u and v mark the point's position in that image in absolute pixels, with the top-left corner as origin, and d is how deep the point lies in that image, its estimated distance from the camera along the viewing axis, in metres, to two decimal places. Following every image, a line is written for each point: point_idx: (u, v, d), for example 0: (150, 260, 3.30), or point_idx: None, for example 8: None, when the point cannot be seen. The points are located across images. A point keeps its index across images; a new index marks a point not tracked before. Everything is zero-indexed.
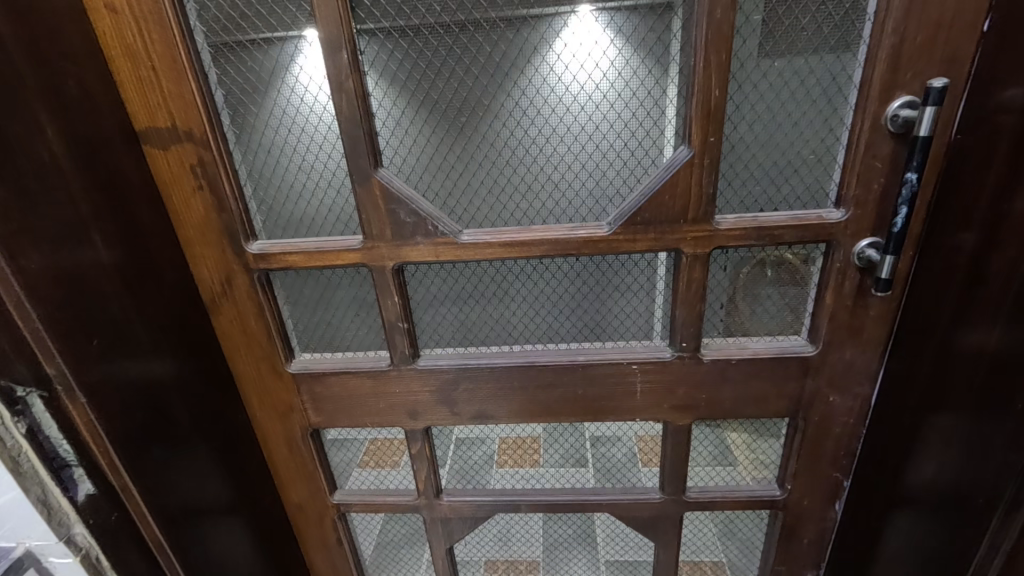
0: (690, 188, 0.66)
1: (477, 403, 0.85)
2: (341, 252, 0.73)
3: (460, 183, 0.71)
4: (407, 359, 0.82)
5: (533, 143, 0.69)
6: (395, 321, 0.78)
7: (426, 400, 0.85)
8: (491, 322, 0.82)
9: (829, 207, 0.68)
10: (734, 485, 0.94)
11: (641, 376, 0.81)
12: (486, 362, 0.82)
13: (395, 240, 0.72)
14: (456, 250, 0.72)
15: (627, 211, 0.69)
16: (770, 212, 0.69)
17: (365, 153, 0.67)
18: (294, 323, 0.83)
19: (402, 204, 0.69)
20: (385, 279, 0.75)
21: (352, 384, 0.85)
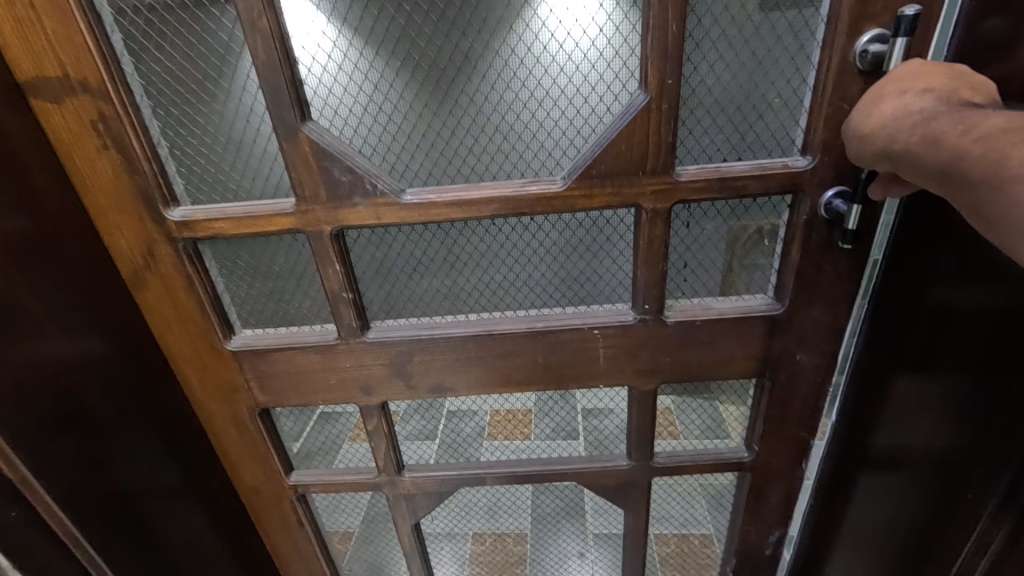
0: (649, 136, 0.61)
1: (434, 374, 0.81)
2: (271, 217, 0.66)
3: (400, 138, 0.64)
4: (355, 332, 0.76)
5: (478, 92, 0.63)
6: (340, 291, 0.73)
7: (380, 375, 0.81)
8: (445, 290, 0.77)
9: (796, 155, 0.64)
10: (704, 449, 0.92)
11: (605, 341, 0.77)
12: (442, 331, 0.77)
13: (331, 202, 0.65)
14: (400, 211, 0.66)
15: (581, 164, 0.64)
16: (735, 162, 0.65)
17: (289, 103, 0.60)
18: (232, 298, 0.77)
19: (335, 161, 0.63)
20: (324, 246, 0.69)
21: (299, 360, 0.79)
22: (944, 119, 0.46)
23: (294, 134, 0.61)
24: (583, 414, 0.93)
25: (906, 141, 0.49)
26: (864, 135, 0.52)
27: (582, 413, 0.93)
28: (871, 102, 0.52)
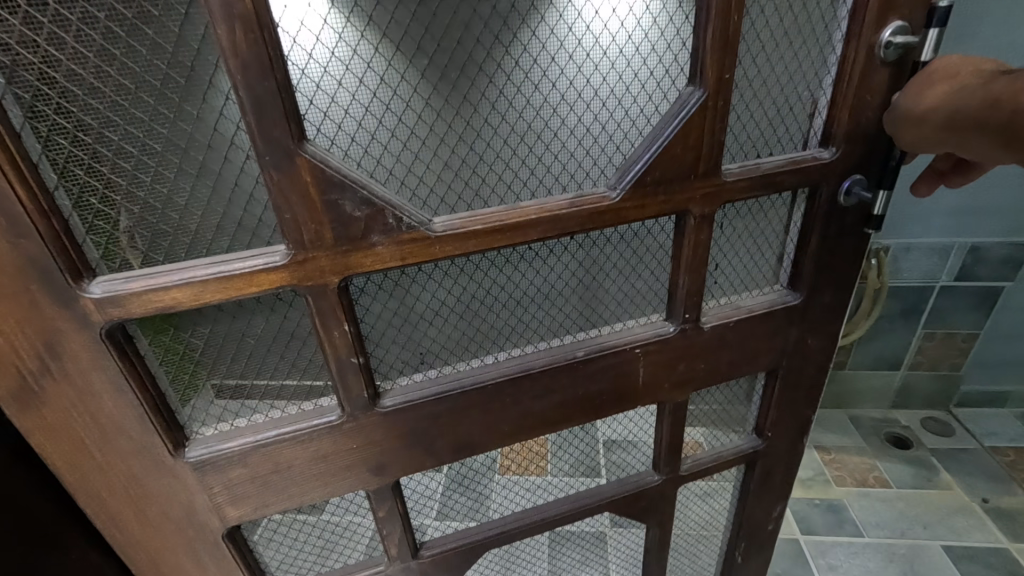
0: (702, 136, 0.56)
1: (461, 434, 0.67)
2: (254, 275, 0.48)
3: (424, 155, 0.51)
4: (366, 405, 0.60)
5: (517, 93, 0.52)
6: (348, 356, 0.56)
7: (397, 451, 0.65)
8: (470, 332, 0.64)
9: (820, 148, 0.65)
10: (721, 446, 0.92)
11: (644, 359, 0.72)
12: (472, 381, 0.65)
13: (339, 245, 0.49)
14: (431, 246, 0.53)
15: (633, 171, 0.57)
16: (769, 158, 0.63)
17: (281, 119, 0.43)
18: (181, 393, 0.55)
19: (345, 191, 0.47)
20: (328, 303, 0.52)
21: (288, 455, 0.60)
22: (1001, 83, 0.48)
23: (289, 158, 0.45)
24: (604, 445, 0.87)
25: (966, 108, 0.51)
26: (919, 114, 0.56)
27: (603, 445, 0.87)
28: (924, 86, 0.56)
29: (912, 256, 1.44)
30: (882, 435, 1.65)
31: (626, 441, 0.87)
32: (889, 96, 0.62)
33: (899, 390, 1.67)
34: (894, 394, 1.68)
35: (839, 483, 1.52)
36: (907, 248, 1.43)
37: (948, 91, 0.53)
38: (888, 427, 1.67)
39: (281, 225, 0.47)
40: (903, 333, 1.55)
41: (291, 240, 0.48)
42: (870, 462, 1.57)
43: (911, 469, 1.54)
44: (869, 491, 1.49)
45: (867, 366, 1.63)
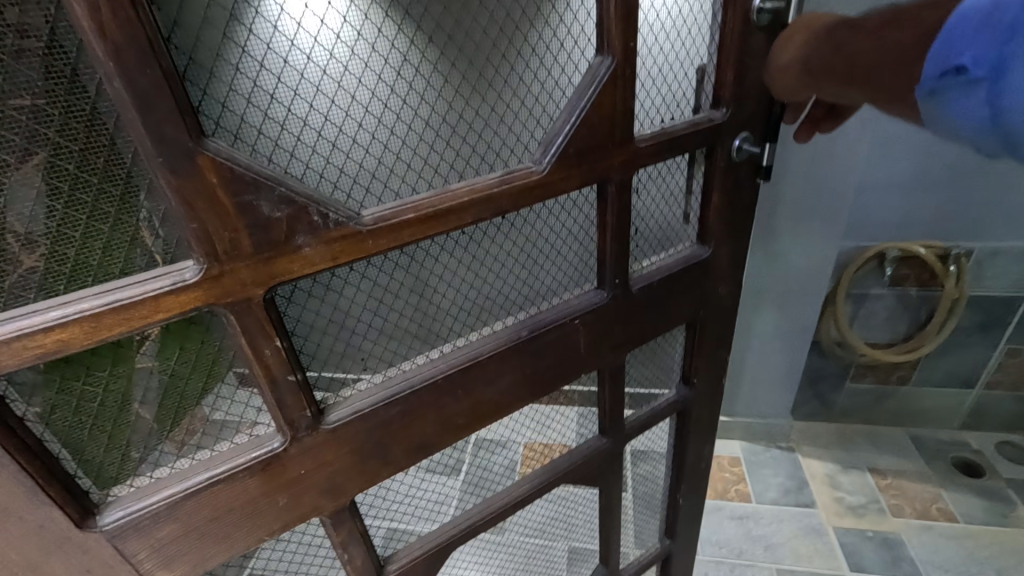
0: (615, 104, 0.58)
1: (416, 437, 0.64)
2: (159, 300, 0.41)
3: (343, 144, 0.47)
4: (308, 426, 0.55)
5: (434, 71, 0.50)
6: (283, 374, 0.51)
7: (351, 469, 0.61)
8: (411, 328, 0.62)
9: (713, 110, 0.70)
10: (655, 399, 0.98)
11: (584, 329, 0.73)
12: (421, 380, 0.61)
13: (260, 251, 0.44)
14: (364, 241, 0.49)
15: (557, 143, 0.57)
16: (672, 123, 0.67)
17: (174, 113, 0.37)
18: (80, 453, 0.47)
19: (260, 191, 0.42)
20: (253, 319, 0.46)
21: (228, 498, 0.53)
22: (844, 28, 0.57)
23: (186, 158, 0.38)
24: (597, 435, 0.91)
25: (818, 50, 0.59)
26: (782, 65, 0.66)
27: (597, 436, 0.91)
28: (785, 40, 0.65)
29: (998, 262, 1.44)
30: (949, 459, 1.65)
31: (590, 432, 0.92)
32: (763, 58, 0.69)
33: (970, 410, 1.68)
34: (965, 415, 1.68)
35: (899, 514, 1.51)
36: (992, 253, 1.43)
37: (806, 38, 0.62)
38: (958, 450, 1.67)
39: (183, 236, 0.41)
40: (982, 347, 1.55)
41: (199, 254, 0.42)
42: (936, 489, 1.56)
43: (983, 501, 1.53)
44: (932, 524, 1.48)
45: (938, 382, 1.64)
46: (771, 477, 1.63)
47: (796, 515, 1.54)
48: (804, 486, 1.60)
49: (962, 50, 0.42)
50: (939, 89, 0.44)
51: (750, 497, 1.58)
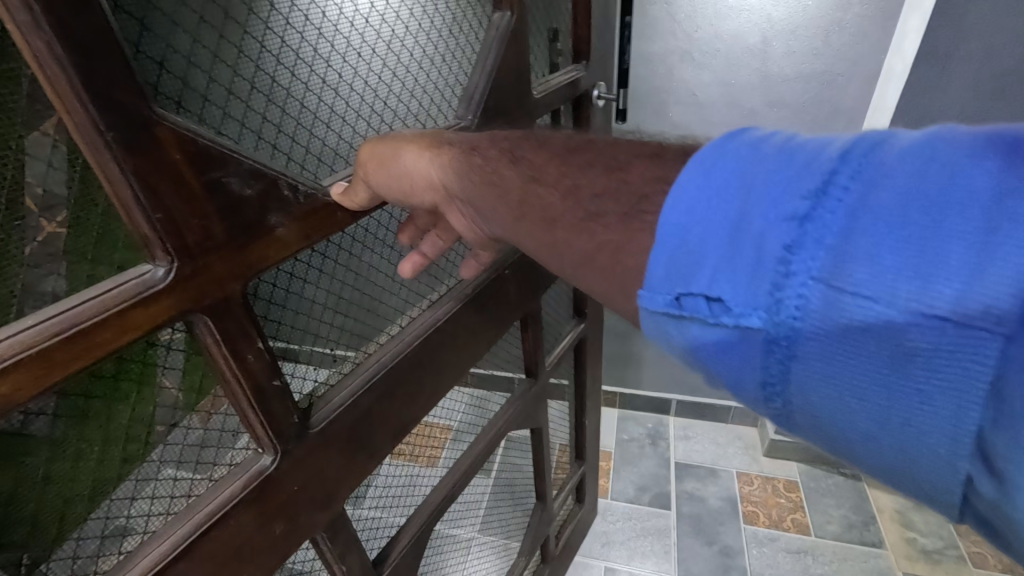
0: (518, 55, 0.62)
1: (398, 422, 0.61)
2: (123, 321, 0.35)
3: (293, 111, 0.43)
4: (296, 433, 0.50)
5: (368, 26, 0.46)
6: (267, 381, 0.46)
7: (341, 473, 0.57)
8: (364, 307, 0.59)
9: (573, 64, 0.79)
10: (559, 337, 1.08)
11: (516, 279, 0.76)
12: (394, 356, 0.58)
13: (232, 238, 0.39)
14: (329, 212, 0.46)
15: (479, 96, 0.58)
16: (551, 77, 0.73)
17: (121, 68, 0.31)
18: (34, 521, 0.41)
19: (228, 166, 0.38)
20: (235, 322, 0.42)
21: (226, 543, 0.46)
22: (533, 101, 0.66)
23: (140, 132, 0.32)
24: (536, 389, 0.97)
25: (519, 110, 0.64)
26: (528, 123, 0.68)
27: (536, 390, 0.98)
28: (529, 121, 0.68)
29: None
30: None
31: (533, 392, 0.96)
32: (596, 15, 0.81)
33: None
34: None
35: None
36: None
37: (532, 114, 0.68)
38: None
39: (140, 234, 0.35)
40: None
41: (165, 250, 0.36)
42: None
43: None
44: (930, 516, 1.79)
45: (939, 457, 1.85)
46: (834, 509, 1.83)
47: (862, 554, 1.71)
48: (869, 523, 1.78)
49: (711, 283, 0.27)
50: (673, 313, 0.29)
51: (809, 528, 1.78)
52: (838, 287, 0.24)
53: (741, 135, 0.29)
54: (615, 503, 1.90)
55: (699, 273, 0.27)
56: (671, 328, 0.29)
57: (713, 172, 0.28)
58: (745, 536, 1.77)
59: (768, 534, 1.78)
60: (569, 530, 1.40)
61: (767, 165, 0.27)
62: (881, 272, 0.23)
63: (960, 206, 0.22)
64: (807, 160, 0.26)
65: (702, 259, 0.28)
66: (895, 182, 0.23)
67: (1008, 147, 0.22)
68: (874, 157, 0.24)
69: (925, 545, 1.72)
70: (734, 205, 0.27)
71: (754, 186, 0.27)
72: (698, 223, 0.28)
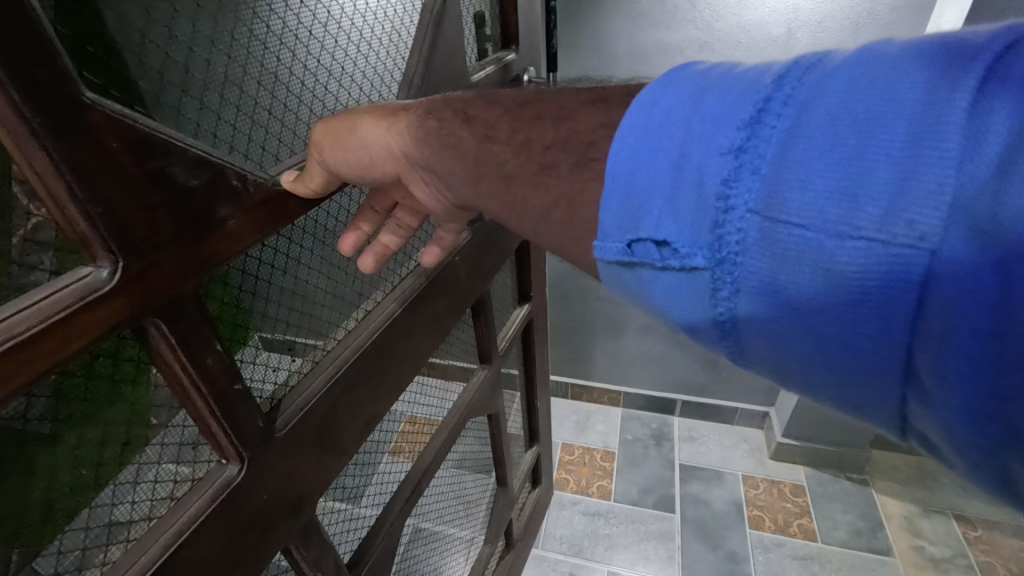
0: (447, 39, 0.64)
1: (362, 417, 0.61)
2: (64, 329, 0.33)
3: (233, 99, 0.44)
4: (263, 437, 0.50)
5: (302, 9, 0.48)
6: (229, 385, 0.45)
7: (311, 472, 0.56)
8: (319, 300, 0.58)
9: (506, 46, 0.82)
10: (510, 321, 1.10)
11: (464, 265, 0.78)
12: (354, 351, 0.58)
13: (181, 234, 0.38)
14: (275, 199, 0.46)
15: (417, 78, 0.60)
16: (483, 60, 0.76)
17: (47, 50, 0.30)
18: None
19: (171, 154, 0.37)
20: (191, 323, 0.41)
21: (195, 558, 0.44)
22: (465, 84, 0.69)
23: (73, 117, 0.31)
24: (493, 378, 1.01)
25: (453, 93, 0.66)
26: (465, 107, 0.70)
27: (494, 379, 1.01)
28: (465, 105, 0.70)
29: None
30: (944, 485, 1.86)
31: (492, 380, 0.99)
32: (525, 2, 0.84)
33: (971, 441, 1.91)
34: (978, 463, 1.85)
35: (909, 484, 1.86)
36: None
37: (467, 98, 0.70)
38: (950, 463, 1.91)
39: (76, 231, 0.33)
40: None
41: (107, 249, 0.35)
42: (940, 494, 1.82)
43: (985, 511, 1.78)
44: (934, 515, 1.78)
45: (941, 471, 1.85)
46: (840, 515, 1.79)
47: (871, 562, 1.66)
48: (877, 529, 1.74)
49: (657, 223, 0.31)
50: (629, 256, 0.33)
51: (815, 535, 1.74)
52: (773, 217, 0.27)
53: (687, 72, 0.33)
54: (618, 505, 1.87)
55: (650, 216, 0.32)
56: (629, 271, 0.34)
57: (654, 112, 0.33)
58: (750, 542, 1.74)
59: (774, 540, 1.74)
60: (526, 512, 1.50)
61: (708, 102, 0.31)
62: (811, 199, 0.26)
63: (883, 125, 0.24)
64: (746, 90, 0.30)
65: (651, 201, 0.32)
66: (822, 109, 0.26)
67: (926, 66, 0.24)
68: (805, 80, 0.28)
69: (933, 554, 1.67)
70: (676, 144, 0.31)
71: (697, 126, 0.31)
72: (645, 166, 0.32)
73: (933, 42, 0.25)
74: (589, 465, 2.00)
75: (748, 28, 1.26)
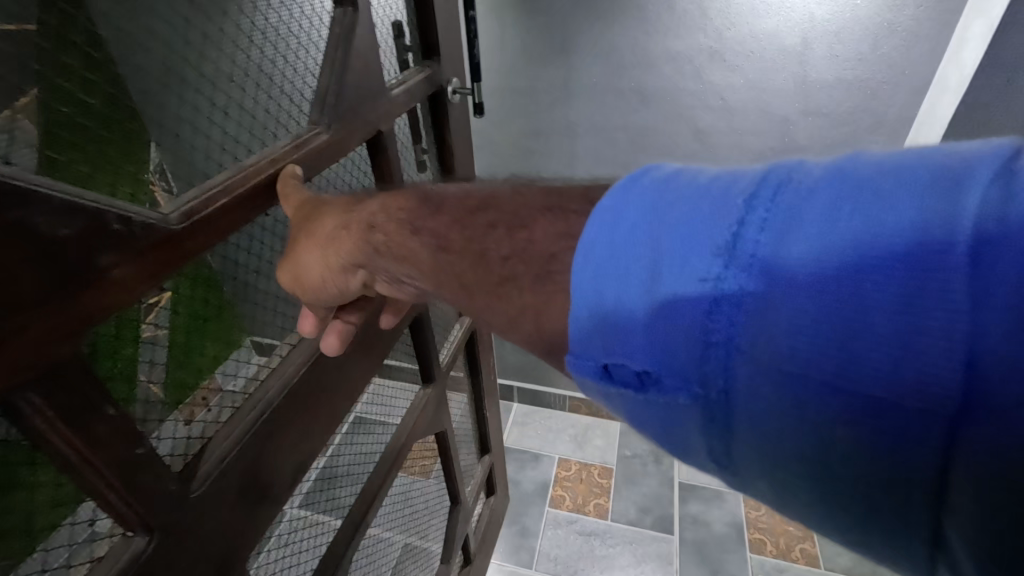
0: (365, 57, 0.63)
1: (290, 460, 0.60)
2: None
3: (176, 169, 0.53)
4: (178, 500, 0.47)
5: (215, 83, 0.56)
6: (129, 450, 0.42)
7: (239, 528, 0.55)
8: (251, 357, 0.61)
9: (427, 60, 0.82)
10: (452, 337, 1.10)
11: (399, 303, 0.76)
12: (280, 394, 0.57)
13: (52, 291, 0.34)
14: (178, 244, 0.43)
15: (331, 91, 0.59)
16: (404, 75, 0.76)
17: None
18: None
19: (32, 204, 0.33)
20: (71, 391, 0.37)
21: None
22: (382, 102, 0.67)
23: None
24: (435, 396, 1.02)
25: (368, 110, 0.65)
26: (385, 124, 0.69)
27: (436, 397, 1.02)
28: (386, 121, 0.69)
29: None
30: None
31: (433, 398, 1.01)
32: (452, 17, 0.83)
33: None
34: None
35: None
36: None
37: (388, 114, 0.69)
38: None
39: None
40: None
41: None
42: None
43: None
44: None
45: None
46: None
47: None
48: None
49: (629, 349, 0.28)
50: (612, 379, 0.30)
51: (818, 560, 1.67)
52: (764, 358, 0.24)
53: (643, 178, 0.31)
54: (615, 525, 1.81)
55: (624, 335, 0.28)
56: (613, 396, 0.31)
57: (623, 219, 0.30)
58: (752, 567, 1.67)
59: (775, 565, 1.67)
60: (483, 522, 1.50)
61: (678, 214, 0.28)
62: (803, 342, 0.23)
63: (883, 260, 0.22)
64: (715, 205, 0.27)
65: (627, 320, 0.28)
66: (809, 235, 0.24)
67: (917, 196, 0.23)
68: (778, 203, 0.25)
69: None
70: (647, 260, 0.28)
71: (665, 245, 0.28)
72: (613, 282, 0.29)
73: (908, 169, 0.24)
74: (585, 481, 1.94)
75: (762, 37, 1.21)
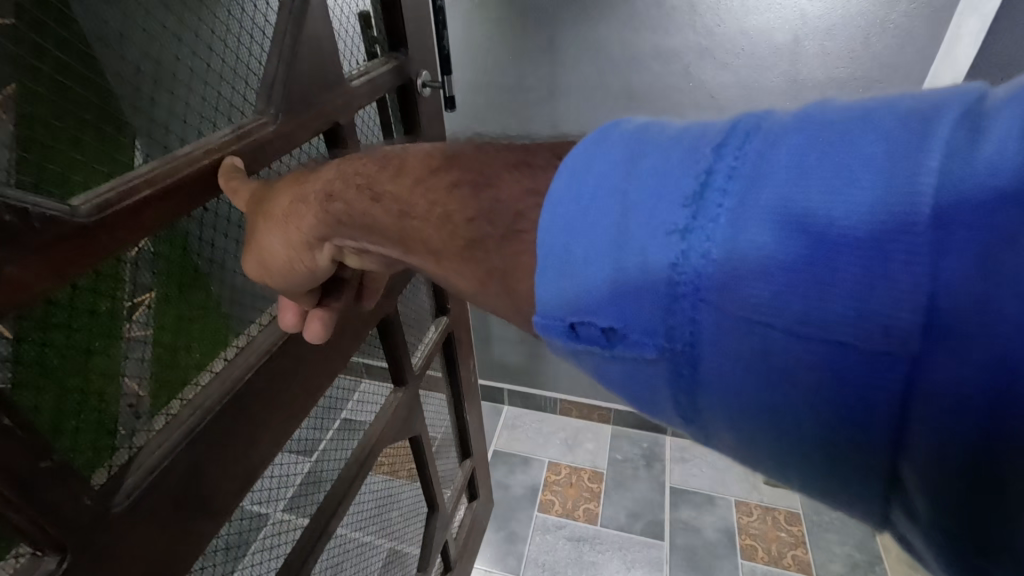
0: (318, 45, 0.60)
1: (234, 469, 0.56)
2: None
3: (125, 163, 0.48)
4: (96, 517, 0.43)
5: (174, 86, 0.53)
6: (30, 463, 0.38)
7: (172, 545, 0.51)
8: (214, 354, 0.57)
9: (393, 52, 0.78)
10: (428, 338, 1.06)
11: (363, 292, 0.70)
12: (219, 400, 0.53)
13: None
14: (88, 239, 0.40)
15: (278, 80, 0.56)
16: (367, 66, 0.72)
17: None
18: None
19: None
20: None
21: None
22: (339, 92, 0.64)
23: None
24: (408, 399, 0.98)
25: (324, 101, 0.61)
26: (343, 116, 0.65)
27: (409, 400, 0.98)
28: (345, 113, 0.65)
29: None
30: None
31: (406, 401, 0.97)
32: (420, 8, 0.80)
33: None
34: None
35: None
36: None
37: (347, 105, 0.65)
38: None
39: None
40: None
41: None
42: None
43: None
44: None
45: None
46: (836, 546, 1.68)
47: None
48: (874, 562, 1.63)
49: (593, 305, 0.26)
50: (579, 341, 0.27)
51: (810, 566, 1.63)
52: (731, 306, 0.22)
53: (614, 130, 0.28)
54: (604, 531, 1.77)
55: (590, 290, 0.26)
56: (582, 357, 0.28)
57: (595, 165, 0.27)
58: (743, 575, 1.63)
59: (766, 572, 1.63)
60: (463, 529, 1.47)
61: (646, 162, 0.25)
62: (770, 291, 0.22)
63: (852, 196, 0.20)
64: (686, 151, 0.25)
65: (594, 272, 0.26)
66: (781, 173, 0.22)
67: (892, 129, 0.21)
68: (748, 148, 0.23)
69: None
70: (614, 210, 0.26)
71: (634, 193, 0.25)
72: (580, 236, 0.26)
73: (881, 110, 0.22)
74: (575, 485, 1.90)
75: (752, 34, 1.18)
